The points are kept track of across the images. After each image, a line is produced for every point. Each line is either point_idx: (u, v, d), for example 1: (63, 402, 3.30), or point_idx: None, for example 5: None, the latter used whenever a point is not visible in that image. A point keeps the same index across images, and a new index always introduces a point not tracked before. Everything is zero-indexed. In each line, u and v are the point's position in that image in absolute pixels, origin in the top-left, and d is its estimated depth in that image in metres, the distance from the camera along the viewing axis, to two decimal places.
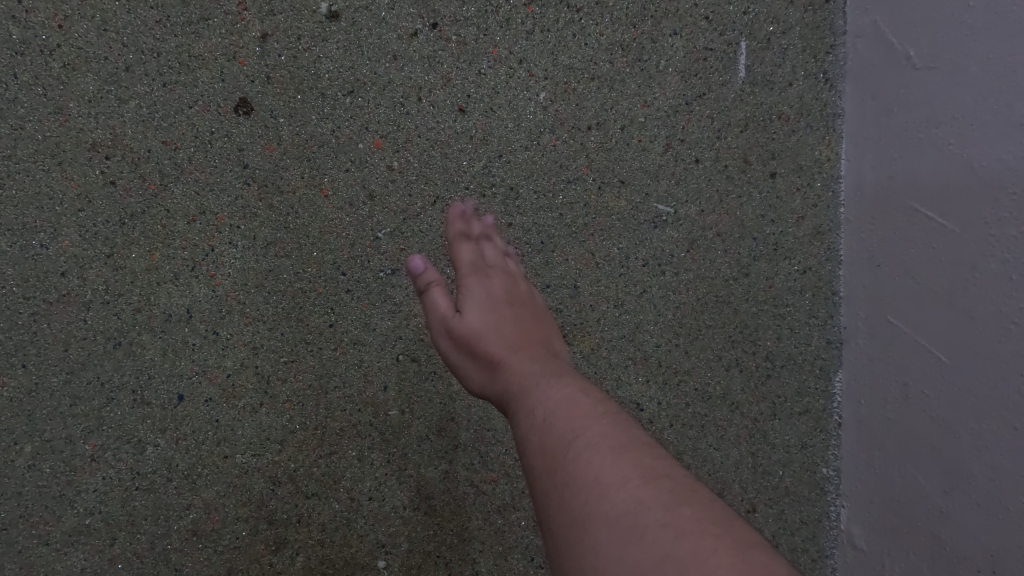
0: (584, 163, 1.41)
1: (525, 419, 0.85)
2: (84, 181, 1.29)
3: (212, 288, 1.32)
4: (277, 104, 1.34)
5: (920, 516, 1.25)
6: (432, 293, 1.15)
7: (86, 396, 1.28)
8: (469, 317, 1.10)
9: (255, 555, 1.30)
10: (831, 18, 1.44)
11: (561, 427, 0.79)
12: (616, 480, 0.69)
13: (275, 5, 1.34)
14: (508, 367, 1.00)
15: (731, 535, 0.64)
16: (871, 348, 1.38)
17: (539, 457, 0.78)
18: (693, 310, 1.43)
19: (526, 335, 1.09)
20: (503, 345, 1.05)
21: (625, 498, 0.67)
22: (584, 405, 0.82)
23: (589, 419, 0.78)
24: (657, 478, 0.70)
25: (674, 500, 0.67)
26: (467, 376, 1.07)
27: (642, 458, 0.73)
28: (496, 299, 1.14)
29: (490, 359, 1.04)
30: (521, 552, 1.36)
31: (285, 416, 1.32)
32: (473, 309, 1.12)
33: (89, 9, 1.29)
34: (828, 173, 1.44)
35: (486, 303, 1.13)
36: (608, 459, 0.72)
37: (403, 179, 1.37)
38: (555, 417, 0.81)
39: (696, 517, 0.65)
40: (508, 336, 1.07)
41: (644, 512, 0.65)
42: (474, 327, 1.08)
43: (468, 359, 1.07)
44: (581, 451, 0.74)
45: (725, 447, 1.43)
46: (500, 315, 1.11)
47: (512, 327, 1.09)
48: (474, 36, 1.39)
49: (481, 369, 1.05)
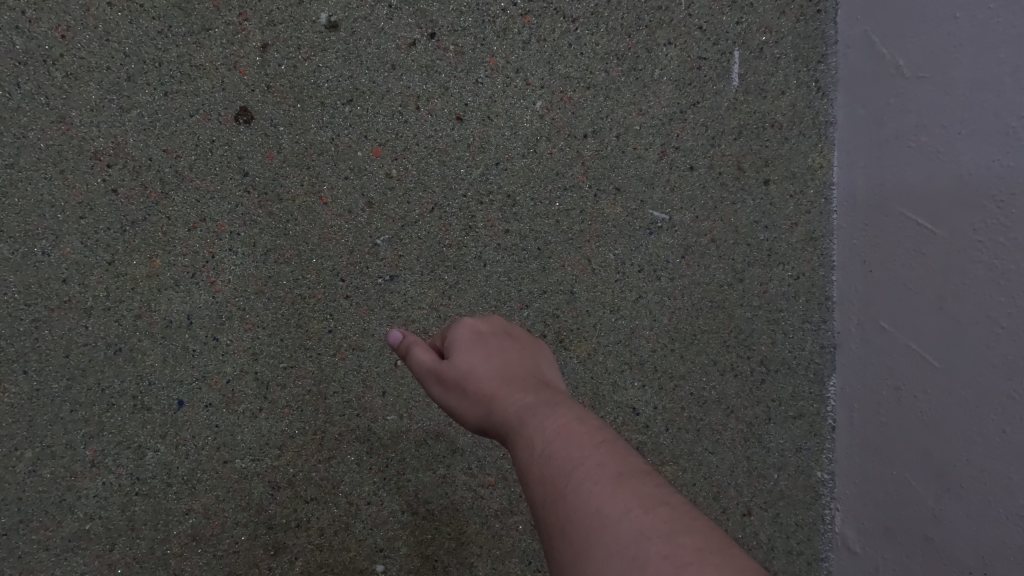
0: (580, 170, 1.43)
1: (524, 450, 0.82)
2: (86, 189, 1.30)
3: (213, 294, 1.33)
4: (277, 113, 1.35)
5: (914, 519, 1.27)
6: (414, 349, 1.07)
7: (87, 401, 1.29)
8: (457, 358, 1.00)
9: (255, 559, 1.31)
10: (822, 27, 1.46)
11: (559, 457, 0.77)
12: (617, 508, 0.68)
13: (275, 15, 1.36)
14: (502, 399, 0.92)
15: (733, 564, 0.62)
16: (864, 353, 1.40)
17: (539, 486, 0.77)
18: (688, 315, 1.45)
19: (518, 366, 0.99)
20: (492, 379, 0.96)
21: (627, 529, 0.66)
22: (581, 432, 0.79)
23: (587, 447, 0.77)
24: (657, 505, 0.68)
25: (675, 529, 0.65)
26: (462, 416, 0.98)
27: (642, 485, 0.71)
28: (482, 335, 1.04)
29: (484, 396, 0.95)
30: (519, 555, 1.37)
31: (284, 422, 1.34)
32: (458, 350, 1.01)
33: (91, 19, 1.31)
34: (820, 180, 1.47)
35: (470, 340, 1.02)
36: (608, 487, 0.70)
37: (401, 187, 1.38)
38: (552, 446, 0.79)
39: (697, 546, 0.63)
40: (498, 370, 0.97)
41: (645, 542, 0.64)
42: (462, 368, 0.98)
43: (461, 398, 0.98)
44: (582, 480, 0.72)
45: (721, 450, 1.44)
46: (489, 349, 1.01)
47: (505, 359, 1.00)
48: (472, 45, 1.41)
49: (475, 406, 0.96)
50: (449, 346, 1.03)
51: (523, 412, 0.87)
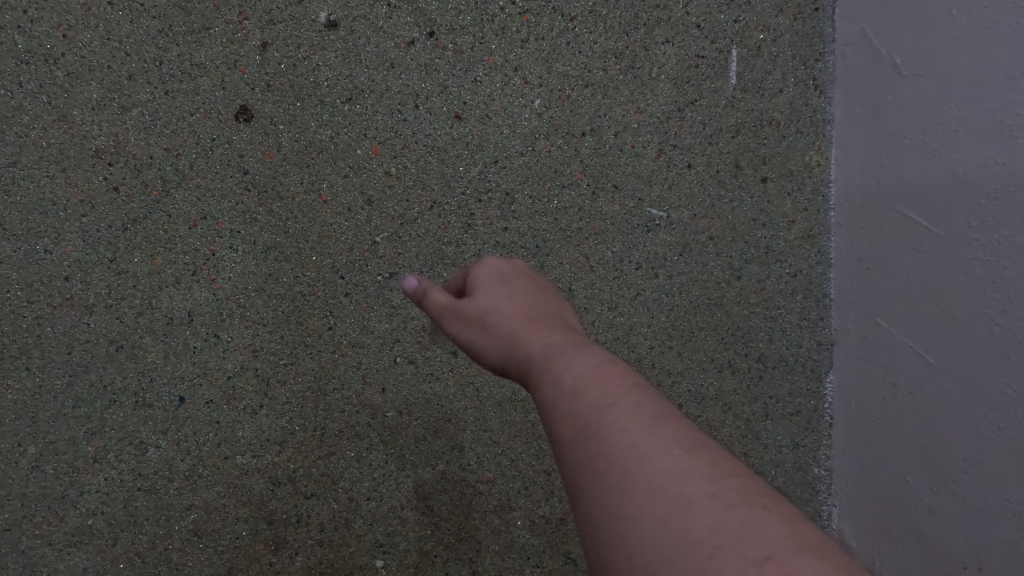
0: (579, 168, 1.44)
1: (552, 387, 0.79)
2: (87, 187, 1.31)
3: (213, 291, 1.34)
4: (277, 111, 1.36)
5: (910, 515, 1.27)
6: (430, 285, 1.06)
7: (90, 398, 1.30)
8: (480, 294, 0.97)
9: (255, 554, 1.33)
10: (820, 26, 1.47)
11: (591, 396, 0.74)
12: (657, 449, 0.65)
13: (275, 15, 1.36)
14: (528, 337, 0.89)
15: (781, 508, 0.61)
16: (860, 347, 1.41)
17: (567, 425, 0.74)
18: (686, 312, 1.46)
19: (542, 306, 0.97)
20: (517, 318, 0.93)
21: (669, 468, 0.63)
22: (614, 372, 0.77)
23: (621, 388, 0.74)
24: (699, 449, 0.66)
25: (721, 471, 0.63)
26: (480, 354, 0.95)
27: (681, 428, 0.69)
28: (508, 271, 1.03)
29: (507, 332, 0.92)
30: (518, 550, 1.38)
31: (285, 418, 1.35)
32: (482, 285, 0.98)
33: (93, 18, 1.32)
34: (818, 178, 1.47)
35: (496, 277, 0.99)
36: (646, 429, 0.68)
37: (401, 184, 1.39)
38: (584, 384, 0.76)
39: (744, 488, 0.62)
40: (525, 307, 0.94)
41: (691, 482, 0.62)
42: (485, 304, 0.95)
43: (481, 335, 0.94)
44: (616, 419, 0.70)
45: (718, 447, 1.45)
46: (514, 288, 0.98)
47: (527, 298, 0.98)
48: (470, 44, 1.41)
49: (495, 342, 0.93)
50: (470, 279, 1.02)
51: (553, 351, 0.84)
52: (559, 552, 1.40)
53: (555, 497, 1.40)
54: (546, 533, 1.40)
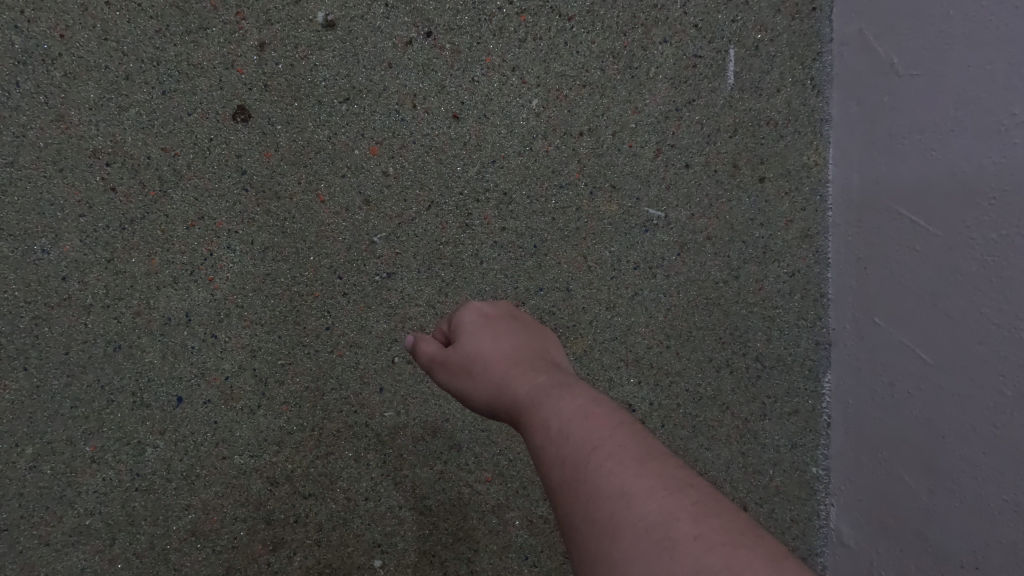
0: (577, 168, 1.44)
1: (540, 431, 0.83)
2: (85, 187, 1.31)
3: (211, 291, 1.34)
4: (275, 111, 1.36)
5: (907, 515, 1.27)
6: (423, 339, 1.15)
7: (88, 398, 1.30)
8: (466, 342, 1.06)
9: (253, 554, 1.33)
10: (817, 26, 1.47)
11: (579, 439, 0.77)
12: (643, 491, 0.68)
13: (272, 14, 1.36)
14: (513, 380, 0.95)
15: (764, 546, 0.63)
16: (857, 348, 1.41)
17: (558, 467, 0.77)
18: (684, 312, 1.46)
19: (526, 351, 1.03)
20: (501, 361, 1.00)
21: (655, 510, 0.66)
22: (598, 413, 0.80)
23: (607, 429, 0.77)
24: (682, 488, 0.69)
25: (703, 511, 0.66)
26: (471, 400, 1.02)
27: (666, 468, 0.71)
28: (494, 320, 1.10)
29: (494, 377, 0.98)
30: (516, 550, 1.38)
31: (283, 418, 1.35)
32: (468, 335, 1.07)
33: (90, 18, 1.32)
34: (816, 177, 1.47)
35: (479, 324, 1.09)
36: (632, 470, 0.71)
37: (399, 184, 1.39)
38: (571, 426, 0.79)
39: (726, 528, 0.64)
40: (506, 351, 1.02)
41: (675, 522, 0.64)
42: (470, 350, 1.04)
43: (470, 382, 1.01)
44: (603, 461, 0.73)
45: (716, 446, 1.45)
46: (496, 334, 1.07)
47: (513, 344, 1.04)
48: (468, 44, 1.41)
49: (483, 387, 0.99)
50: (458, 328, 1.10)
51: (537, 393, 0.89)
52: (557, 552, 1.40)
53: None
54: (544, 533, 1.40)
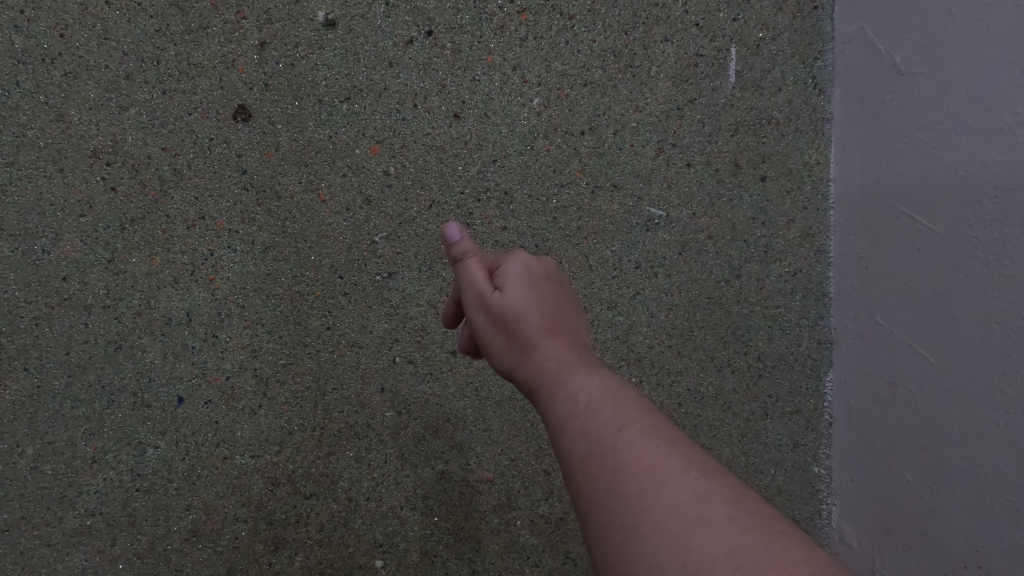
0: (578, 167, 1.44)
1: (566, 404, 0.82)
2: (85, 187, 1.31)
3: (212, 291, 1.34)
4: (275, 111, 1.36)
5: (909, 513, 1.27)
6: (471, 263, 0.99)
7: (89, 399, 1.30)
8: (514, 293, 0.95)
9: (254, 555, 1.32)
10: (819, 24, 1.46)
11: (608, 415, 0.77)
12: (674, 470, 0.68)
13: (272, 14, 1.36)
14: (547, 352, 0.91)
15: (793, 532, 0.63)
16: (860, 345, 1.41)
17: (581, 445, 0.76)
18: (685, 311, 1.45)
19: (566, 322, 0.97)
20: (539, 327, 0.93)
21: (686, 491, 0.66)
22: (628, 396, 0.80)
23: (637, 411, 0.77)
24: (711, 471, 0.69)
25: (733, 494, 0.66)
26: (495, 354, 0.96)
27: (693, 451, 0.72)
28: (542, 280, 0.99)
29: (530, 343, 0.92)
30: (518, 550, 1.38)
31: (284, 418, 1.34)
32: (516, 286, 0.95)
33: (89, 18, 1.31)
34: (817, 177, 1.47)
35: (531, 281, 0.97)
36: (662, 450, 0.71)
37: (399, 184, 1.39)
38: (599, 404, 0.79)
39: (756, 512, 0.64)
40: (550, 318, 0.95)
41: (708, 503, 0.64)
42: (516, 306, 0.93)
43: (504, 338, 0.94)
44: (631, 439, 0.73)
45: (717, 446, 1.45)
46: (543, 296, 0.97)
47: (556, 309, 0.97)
48: (468, 43, 1.41)
49: (515, 350, 0.94)
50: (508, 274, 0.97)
51: (568, 368, 0.87)
52: (559, 552, 1.39)
53: (554, 496, 1.40)
54: (546, 533, 1.39)
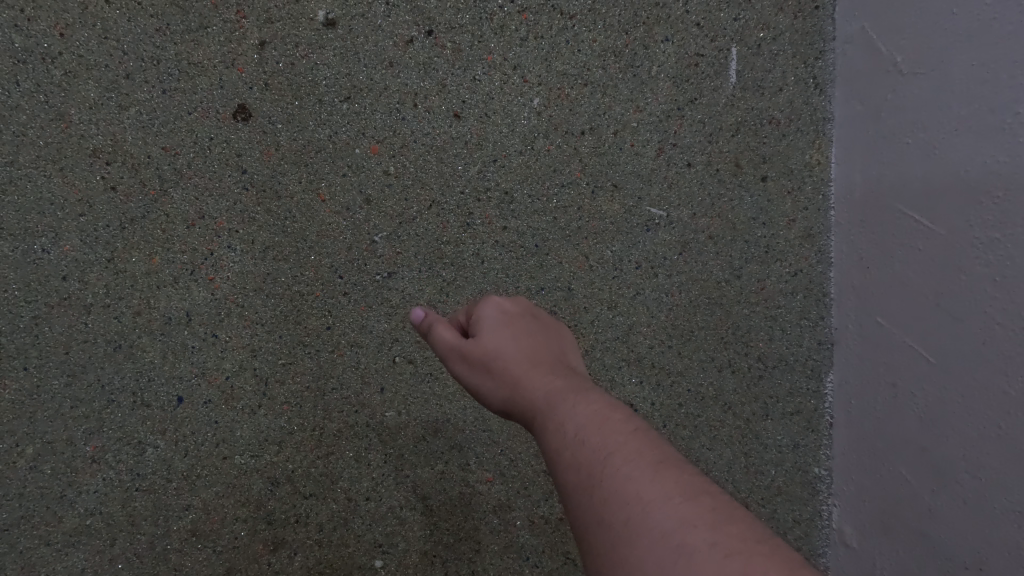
0: (578, 167, 1.44)
1: (556, 435, 0.82)
2: (85, 186, 1.31)
3: (212, 291, 1.34)
4: (276, 110, 1.36)
5: (909, 517, 1.27)
6: (439, 326, 1.07)
7: (88, 399, 1.30)
8: (485, 338, 1.00)
9: (254, 555, 1.32)
10: (820, 24, 1.46)
11: (595, 442, 0.77)
12: (659, 495, 0.68)
13: (273, 13, 1.36)
14: (531, 382, 0.93)
15: (780, 554, 0.62)
16: (861, 349, 1.41)
17: (573, 474, 0.76)
18: (685, 311, 1.45)
19: (545, 354, 1.00)
20: (517, 361, 0.97)
21: (670, 517, 0.65)
22: (616, 420, 0.79)
23: (624, 434, 0.77)
24: (698, 495, 0.68)
25: (719, 517, 0.65)
26: (489, 397, 0.98)
27: (680, 474, 0.71)
28: (513, 320, 1.04)
29: (511, 377, 0.95)
30: (517, 550, 1.38)
31: (283, 417, 1.34)
32: (487, 329, 1.02)
33: (90, 17, 1.31)
34: (818, 176, 1.47)
35: (501, 320, 1.03)
36: (647, 474, 0.70)
37: (399, 184, 1.39)
38: (587, 432, 0.79)
39: (742, 536, 0.63)
40: (527, 351, 0.99)
41: (692, 529, 0.64)
42: (491, 349, 0.99)
43: (487, 379, 0.98)
44: (619, 465, 0.72)
45: (718, 446, 1.45)
46: (517, 330, 1.02)
47: (533, 344, 1.01)
48: (469, 43, 1.41)
49: (501, 385, 0.96)
50: (477, 324, 1.04)
51: (556, 396, 0.87)
52: (559, 552, 1.39)
53: (554, 497, 1.40)
54: (546, 533, 1.39)
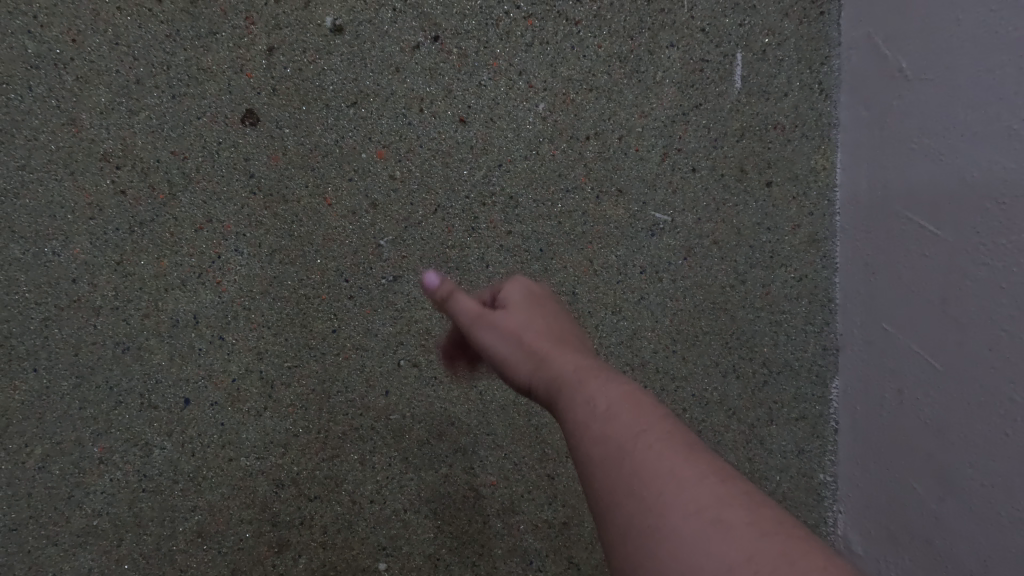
0: (583, 172, 1.44)
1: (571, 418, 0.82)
2: (95, 191, 1.33)
3: (219, 294, 1.35)
4: (283, 115, 1.37)
5: (915, 519, 1.27)
6: (458, 296, 1.06)
7: (96, 400, 1.31)
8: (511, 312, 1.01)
9: (259, 556, 1.33)
10: (825, 30, 1.46)
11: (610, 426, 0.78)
12: (672, 483, 0.68)
13: (281, 19, 1.37)
14: (558, 356, 0.92)
15: (794, 539, 0.62)
16: (868, 351, 1.40)
17: (586, 459, 0.77)
18: (690, 316, 1.45)
19: (567, 332, 1.00)
20: (548, 338, 0.96)
21: (685, 504, 0.66)
22: (636, 400, 0.80)
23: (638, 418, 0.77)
24: (712, 481, 0.68)
25: (733, 504, 0.66)
26: (511, 371, 0.95)
27: (693, 460, 0.71)
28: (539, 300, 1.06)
29: (538, 350, 0.94)
30: (520, 554, 1.38)
31: (289, 420, 1.35)
32: (514, 306, 1.02)
33: (101, 23, 1.33)
34: (823, 182, 1.47)
35: (528, 299, 1.05)
36: (661, 460, 0.71)
37: (405, 188, 1.40)
38: (606, 413, 0.79)
39: (756, 523, 0.64)
40: (555, 331, 0.99)
41: (705, 516, 0.64)
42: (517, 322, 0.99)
43: (512, 347, 0.96)
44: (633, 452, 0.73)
45: (722, 451, 1.45)
46: (542, 311, 1.03)
47: (557, 322, 1.02)
48: (474, 48, 1.42)
49: (525, 356, 0.94)
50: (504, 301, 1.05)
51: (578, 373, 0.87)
52: (563, 557, 1.39)
53: (558, 501, 1.40)
54: (549, 537, 1.39)
